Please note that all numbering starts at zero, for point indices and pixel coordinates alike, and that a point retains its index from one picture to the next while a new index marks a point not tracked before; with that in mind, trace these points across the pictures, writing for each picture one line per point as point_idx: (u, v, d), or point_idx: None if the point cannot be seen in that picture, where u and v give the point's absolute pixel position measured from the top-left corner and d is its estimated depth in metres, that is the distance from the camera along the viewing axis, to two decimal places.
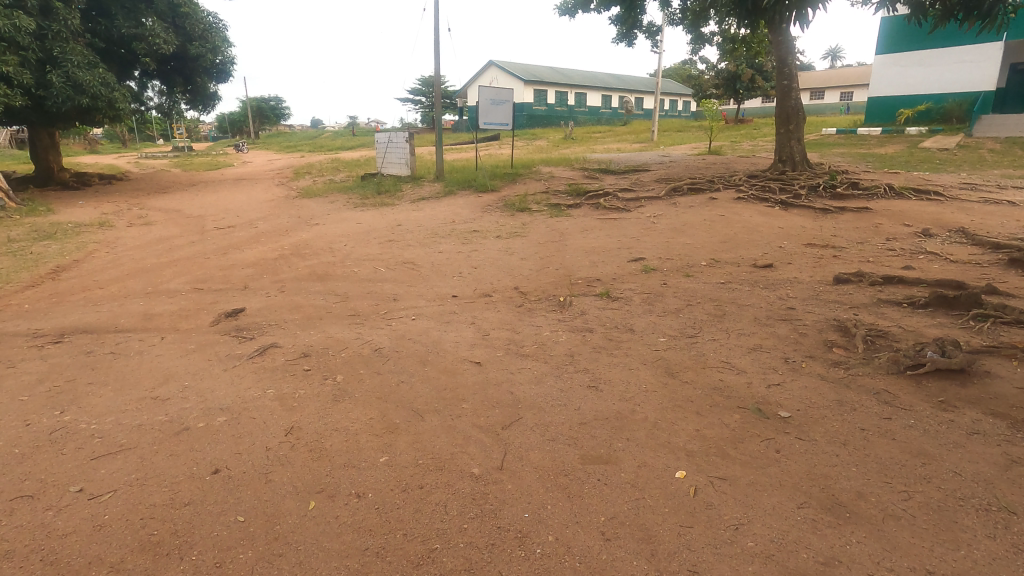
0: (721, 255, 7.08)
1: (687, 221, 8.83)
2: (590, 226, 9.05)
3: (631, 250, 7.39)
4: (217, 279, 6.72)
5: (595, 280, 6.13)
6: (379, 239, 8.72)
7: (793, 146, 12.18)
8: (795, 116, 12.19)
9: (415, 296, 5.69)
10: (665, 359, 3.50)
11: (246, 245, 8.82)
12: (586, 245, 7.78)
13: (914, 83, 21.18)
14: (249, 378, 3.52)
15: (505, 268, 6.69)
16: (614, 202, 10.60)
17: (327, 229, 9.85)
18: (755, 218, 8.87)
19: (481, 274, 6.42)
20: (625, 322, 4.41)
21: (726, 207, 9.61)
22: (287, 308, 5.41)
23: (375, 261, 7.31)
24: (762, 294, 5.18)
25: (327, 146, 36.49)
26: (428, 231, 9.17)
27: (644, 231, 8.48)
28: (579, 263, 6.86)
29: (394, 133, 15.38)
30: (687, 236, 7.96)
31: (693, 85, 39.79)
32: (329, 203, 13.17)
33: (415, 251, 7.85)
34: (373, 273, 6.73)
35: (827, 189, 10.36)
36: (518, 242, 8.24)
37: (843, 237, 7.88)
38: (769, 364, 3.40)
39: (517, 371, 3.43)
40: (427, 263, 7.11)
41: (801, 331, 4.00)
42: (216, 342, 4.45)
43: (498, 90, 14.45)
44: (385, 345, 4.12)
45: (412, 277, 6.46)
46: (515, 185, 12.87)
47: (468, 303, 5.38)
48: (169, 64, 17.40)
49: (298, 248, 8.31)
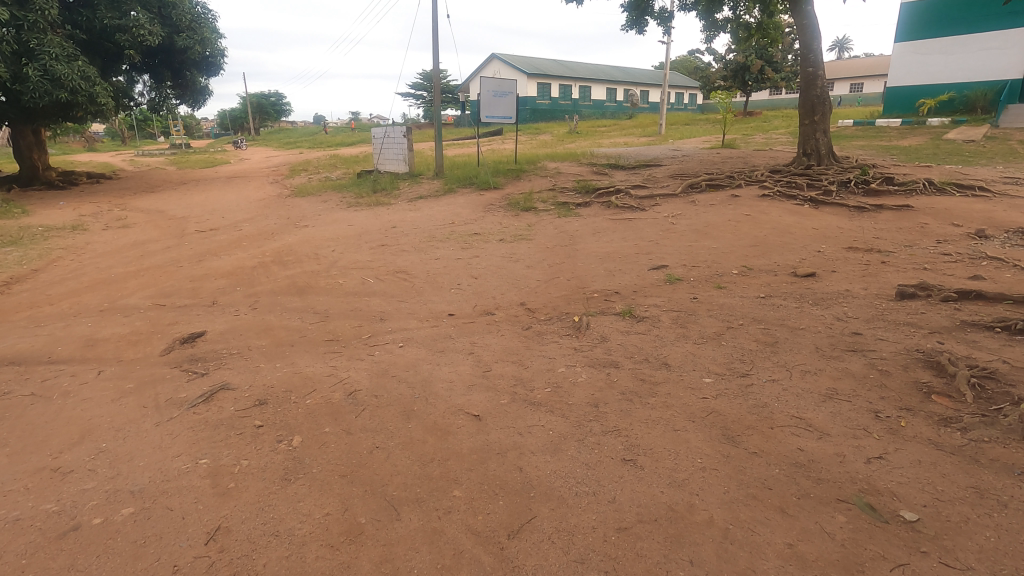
0: (753, 262, 6.26)
1: (710, 222, 8.02)
2: (601, 227, 8.26)
3: (650, 256, 6.59)
4: (184, 292, 5.96)
5: (613, 293, 5.33)
6: (371, 244, 7.94)
7: (818, 138, 11.31)
8: (821, 106, 11.31)
9: (405, 315, 4.91)
10: (718, 413, 2.70)
11: (225, 250, 8.07)
12: (599, 250, 6.98)
13: (935, 72, 20.21)
14: (183, 440, 2.75)
15: (509, 278, 5.90)
16: (627, 200, 9.79)
17: (315, 232, 9.07)
18: (784, 218, 8.04)
19: (483, 286, 5.64)
20: (657, 353, 3.62)
21: (751, 205, 8.80)
22: (256, 331, 4.63)
23: (363, 270, 6.53)
24: (815, 313, 4.37)
25: (326, 142, 35.82)
26: (425, 235, 8.39)
27: (662, 233, 7.66)
28: (593, 272, 6.06)
29: (391, 127, 14.54)
30: (712, 240, 7.15)
31: (700, 77, 38.81)
32: (322, 203, 12.40)
33: (409, 258, 7.07)
34: (361, 285, 5.95)
35: (860, 185, 9.53)
36: (524, 246, 7.47)
37: (887, 239, 7.05)
38: (858, 421, 2.60)
39: (526, 432, 2.64)
40: (421, 272, 6.33)
41: (882, 369, 3.19)
42: (159, 380, 3.67)
43: (499, 81, 13.61)
44: (363, 386, 3.33)
45: (404, 290, 5.69)
46: (519, 182, 12.06)
47: (466, 324, 4.60)
48: (156, 58, 16.66)
49: (281, 254, 7.55)
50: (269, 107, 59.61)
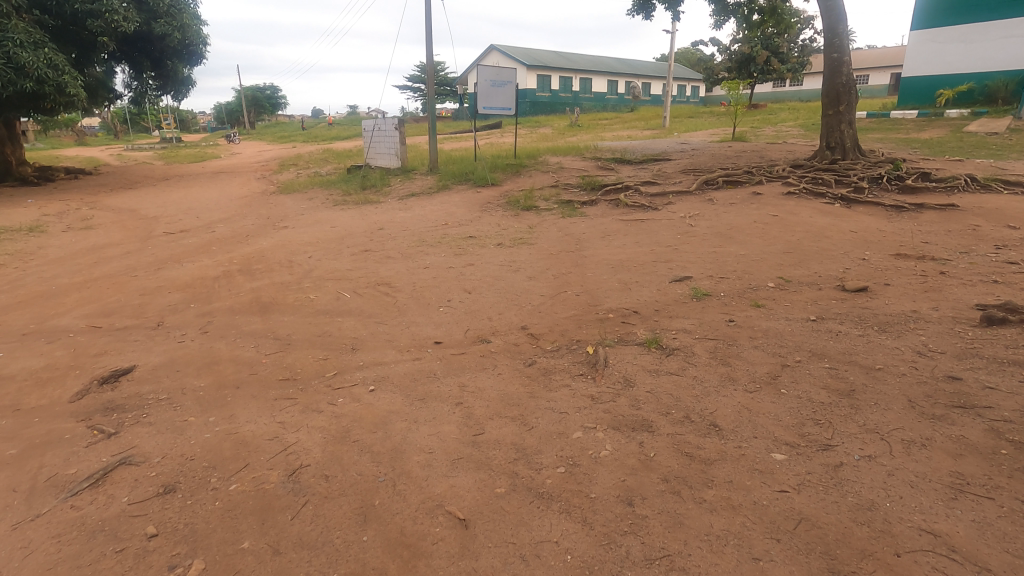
0: (789, 273, 5.42)
1: (733, 224, 7.16)
2: (611, 230, 7.42)
3: (670, 266, 5.74)
4: (129, 309, 5.11)
5: (631, 314, 4.50)
6: (353, 249, 7.08)
7: (843, 130, 10.44)
8: (846, 95, 10.43)
9: (383, 342, 4.07)
10: (811, 525, 1.89)
11: (190, 256, 7.20)
12: (611, 258, 6.12)
13: (953, 62, 19.30)
14: (37, 565, 1.92)
15: (510, 293, 5.05)
16: (637, 199, 8.94)
17: (293, 235, 8.20)
18: (816, 219, 7.18)
19: (477, 304, 4.78)
20: (701, 407, 2.79)
21: (776, 204, 7.96)
22: (198, 364, 3.78)
23: (340, 282, 5.67)
24: (886, 344, 3.54)
25: (321, 135, 34.86)
26: (414, 238, 7.52)
27: (681, 237, 6.80)
28: (605, 285, 5.22)
29: (383, 119, 13.63)
30: (739, 245, 6.29)
31: (704, 69, 37.89)
32: (306, 201, 11.52)
33: (393, 266, 6.21)
34: (334, 301, 5.10)
35: (894, 181, 8.70)
36: (525, 251, 6.65)
37: (937, 244, 6.22)
38: (1019, 542, 1.79)
39: (534, 561, 1.82)
40: (407, 285, 5.48)
41: (1014, 439, 2.35)
42: (54, 442, 2.84)
43: (497, 70, 12.72)
44: (311, 459, 2.50)
45: (385, 308, 4.83)
46: (519, 179, 11.18)
47: (455, 357, 3.76)
48: (134, 45, 15.72)
49: (252, 261, 6.69)
50: (264, 100, 58.45)
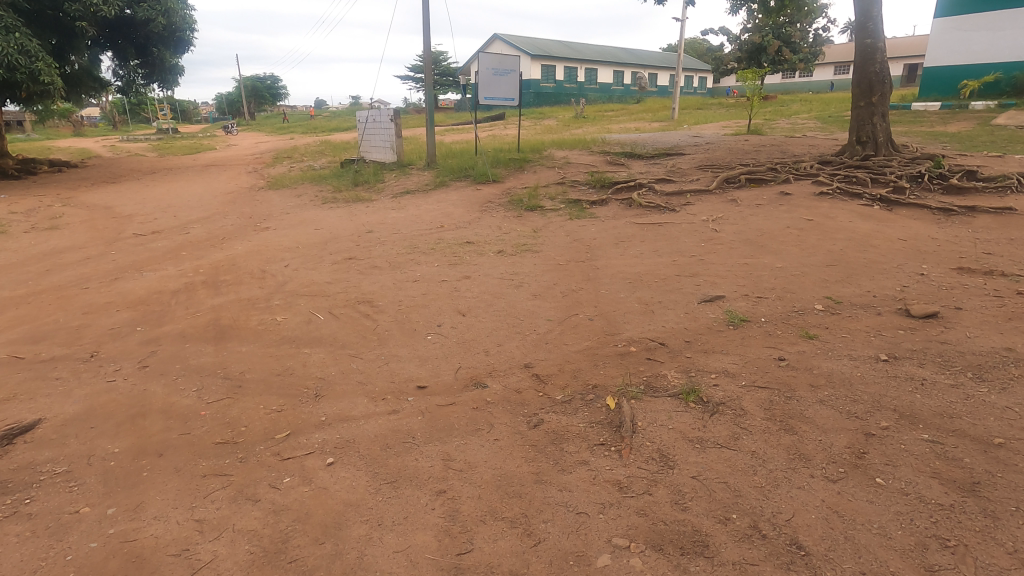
0: (838, 293, 4.64)
1: (763, 230, 6.37)
2: (626, 235, 6.64)
3: (697, 282, 4.96)
4: (64, 332, 4.37)
5: (657, 347, 3.73)
6: (337, 257, 6.31)
7: (876, 123, 9.61)
8: (880, 85, 9.58)
9: (355, 387, 3.31)
10: None
11: (154, 263, 6.44)
12: (627, 271, 5.33)
13: (979, 51, 18.32)
14: None
15: (511, 317, 4.30)
16: (652, 198, 8.15)
17: (273, 238, 7.43)
18: (857, 224, 6.38)
19: (473, 333, 4.01)
20: (775, 509, 2.04)
21: (808, 205, 7.16)
22: (120, 417, 3.04)
23: (316, 299, 4.91)
24: (993, 401, 2.75)
25: (319, 127, 34.05)
26: (405, 243, 6.76)
27: (705, 244, 6.01)
28: (623, 307, 4.45)
29: (378, 111, 12.82)
30: (774, 256, 5.50)
31: (713, 59, 36.89)
32: (294, 197, 10.75)
33: (379, 279, 5.45)
34: (304, 325, 4.33)
35: (936, 181, 7.90)
36: (529, 260, 5.88)
37: (1002, 255, 5.42)
38: None
39: None
40: (391, 304, 4.72)
41: None
42: None
43: (500, 57, 11.89)
44: None
45: (362, 336, 4.07)
46: (522, 175, 10.38)
47: (442, 410, 3.00)
48: (116, 31, 14.97)
49: (221, 270, 5.93)
50: (263, 90, 57.49)
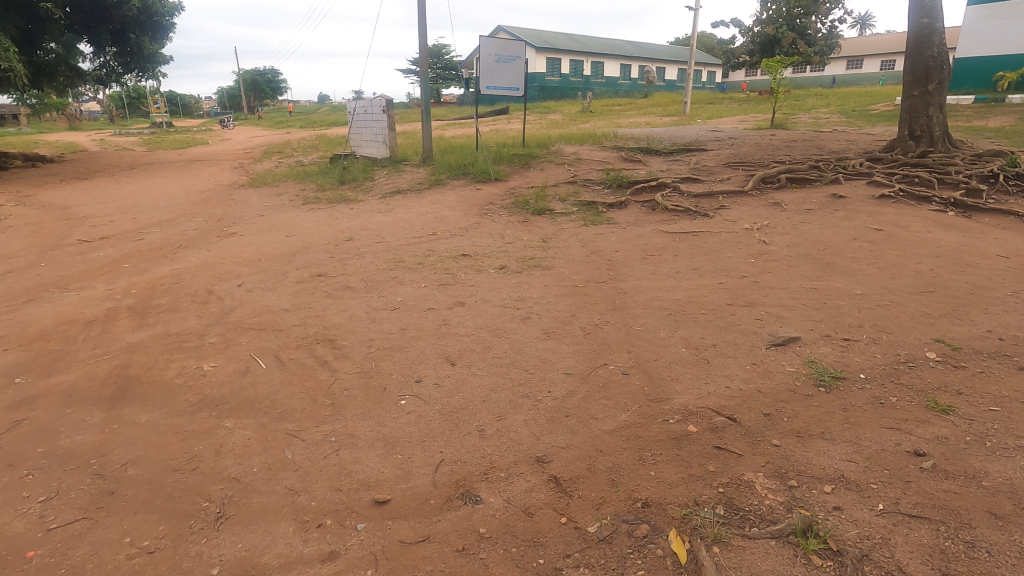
0: (949, 334, 3.50)
1: (824, 242, 5.22)
2: (655, 246, 5.49)
3: (759, 315, 3.81)
4: None
5: (727, 425, 2.60)
6: (303, 273, 5.20)
7: (931, 115, 8.46)
8: (938, 71, 8.39)
9: (280, 500, 2.19)
10: None
11: (83, 279, 5.32)
12: (663, 298, 4.19)
13: (1017, 40, 16.89)
14: None
15: (516, 369, 3.16)
16: (679, 201, 7.01)
17: (235, 247, 6.31)
18: (938, 235, 5.24)
19: (462, 398, 2.87)
20: None
21: (870, 211, 6.01)
22: None
23: (262, 336, 3.79)
24: None
25: (316, 122, 32.90)
26: (389, 255, 5.66)
27: (756, 261, 4.87)
28: (667, 354, 3.32)
29: (369, 101, 11.69)
30: (848, 279, 4.35)
31: (724, 52, 35.60)
32: (274, 196, 9.66)
33: (350, 305, 4.33)
34: (237, 378, 3.21)
35: (1014, 182, 6.77)
36: (538, 279, 4.75)
37: None
38: None
39: None
40: (358, 344, 3.59)
41: None
42: None
43: (504, 42, 10.72)
44: None
45: (311, 400, 2.95)
46: (528, 173, 9.25)
47: (409, 556, 1.90)
48: (90, 14, 13.95)
49: (158, 290, 4.81)
50: (264, 84, 56.31)
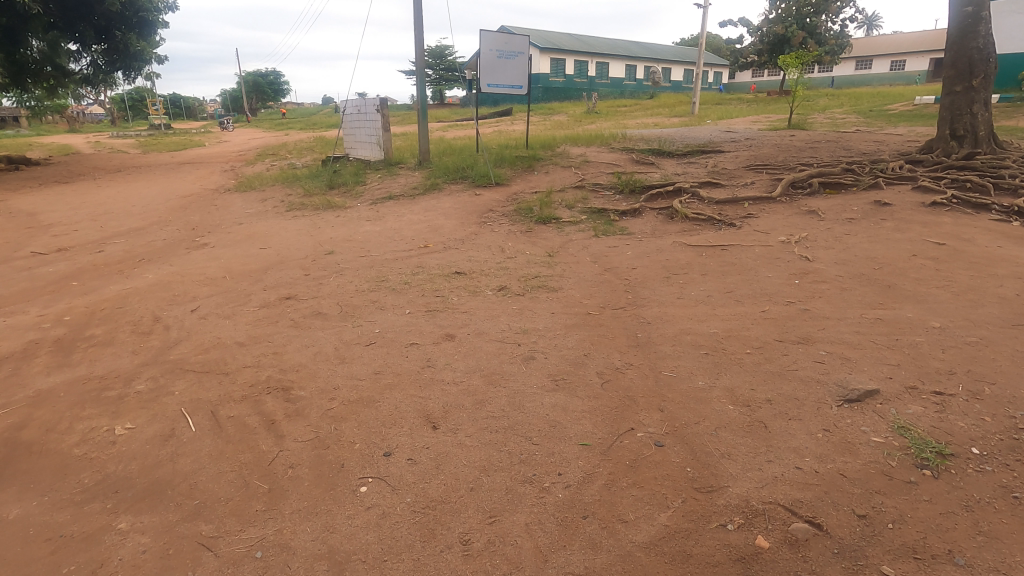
0: None
1: (877, 258, 4.47)
2: (678, 263, 4.74)
3: (819, 357, 3.05)
4: None
5: (810, 537, 1.85)
6: (270, 295, 4.47)
7: (976, 113, 7.68)
8: (982, 64, 7.61)
9: None
10: None
11: (19, 302, 4.61)
12: (696, 331, 3.44)
13: None
14: None
15: (514, 438, 2.41)
16: (700, 208, 6.25)
17: (201, 261, 5.59)
18: (1010, 249, 4.48)
19: (442, 486, 2.14)
20: None
21: (923, 220, 5.26)
22: None
23: (202, 382, 3.05)
24: None
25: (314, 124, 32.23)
26: (372, 272, 4.93)
27: (801, 282, 4.12)
28: (712, 414, 2.56)
29: (363, 101, 10.97)
30: (919, 307, 3.60)
31: (731, 52, 34.82)
32: (258, 202, 8.95)
33: (317, 339, 3.59)
34: (154, 446, 2.49)
35: None
36: (542, 304, 4.02)
37: None
38: None
39: None
40: (317, 395, 2.85)
41: None
42: None
43: (506, 36, 9.99)
44: None
45: (241, 484, 2.22)
46: (532, 176, 8.51)
47: None
48: (74, 10, 13.29)
49: (97, 317, 4.09)
50: (265, 86, 55.73)
